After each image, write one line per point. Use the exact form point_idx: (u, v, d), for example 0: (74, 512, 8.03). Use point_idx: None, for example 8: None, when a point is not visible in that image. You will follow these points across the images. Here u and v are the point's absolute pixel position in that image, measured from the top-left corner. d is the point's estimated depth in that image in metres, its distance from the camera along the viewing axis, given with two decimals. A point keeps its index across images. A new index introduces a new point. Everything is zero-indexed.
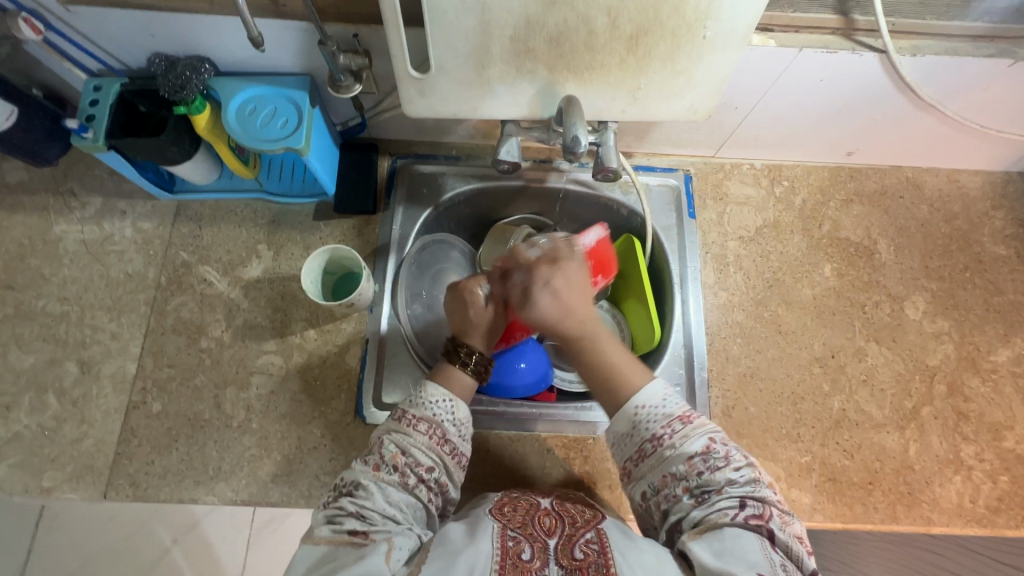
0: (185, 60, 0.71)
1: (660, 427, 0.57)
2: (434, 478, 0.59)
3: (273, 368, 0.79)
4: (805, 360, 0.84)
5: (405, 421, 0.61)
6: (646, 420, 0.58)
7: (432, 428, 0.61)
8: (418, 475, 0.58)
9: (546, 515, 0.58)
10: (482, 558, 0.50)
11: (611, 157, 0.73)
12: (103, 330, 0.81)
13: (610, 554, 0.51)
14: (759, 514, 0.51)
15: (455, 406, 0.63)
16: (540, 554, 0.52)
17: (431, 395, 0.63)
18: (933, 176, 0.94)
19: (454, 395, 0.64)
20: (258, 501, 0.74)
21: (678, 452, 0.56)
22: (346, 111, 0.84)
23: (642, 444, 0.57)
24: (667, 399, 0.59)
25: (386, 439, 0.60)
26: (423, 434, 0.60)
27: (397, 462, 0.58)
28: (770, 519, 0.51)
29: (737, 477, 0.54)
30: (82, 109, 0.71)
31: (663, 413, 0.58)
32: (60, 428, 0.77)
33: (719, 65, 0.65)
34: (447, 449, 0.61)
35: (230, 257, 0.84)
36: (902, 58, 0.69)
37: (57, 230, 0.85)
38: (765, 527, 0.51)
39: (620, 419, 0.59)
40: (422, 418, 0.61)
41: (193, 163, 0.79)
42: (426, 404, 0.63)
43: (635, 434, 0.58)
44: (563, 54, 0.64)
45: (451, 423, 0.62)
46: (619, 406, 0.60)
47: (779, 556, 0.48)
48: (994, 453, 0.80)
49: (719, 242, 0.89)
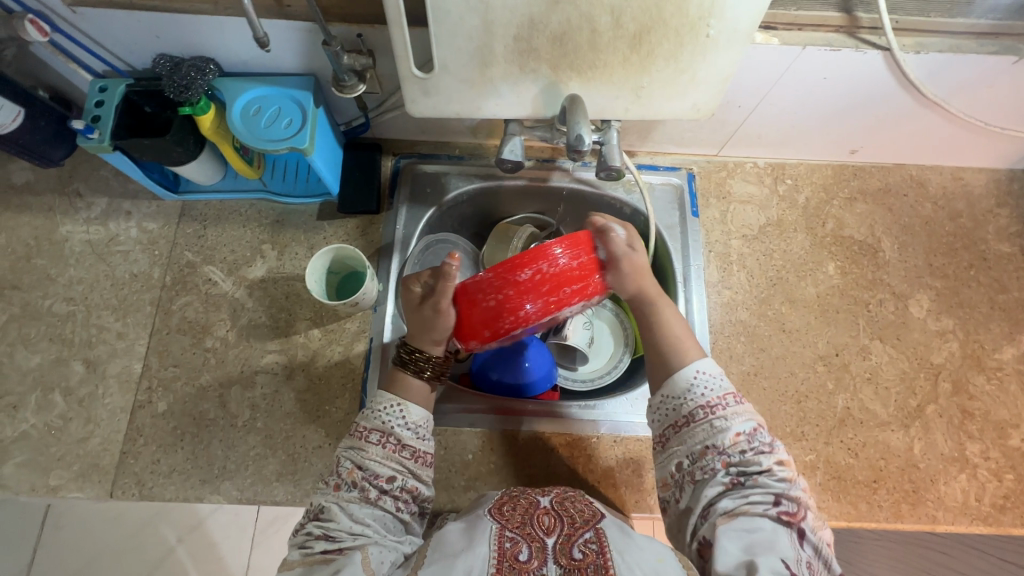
0: (190, 61, 0.71)
1: (713, 398, 0.58)
2: (399, 484, 0.59)
3: (278, 367, 0.80)
4: (809, 358, 0.83)
5: (358, 436, 0.61)
6: (703, 387, 0.59)
7: (384, 436, 0.60)
8: (381, 486, 0.58)
9: (544, 514, 0.57)
10: (480, 561, 0.51)
11: (614, 156, 0.73)
12: (109, 330, 0.81)
13: (608, 554, 0.51)
14: (791, 512, 0.52)
15: (404, 409, 0.62)
16: (538, 554, 0.52)
17: (379, 404, 0.63)
18: (937, 174, 0.93)
19: (403, 399, 0.64)
20: (263, 500, 0.75)
21: (725, 427, 0.56)
22: (350, 111, 0.84)
23: (693, 410, 0.58)
24: (722, 376, 0.60)
25: (343, 459, 0.60)
26: (377, 445, 0.60)
27: (354, 477, 0.58)
28: (802, 519, 0.52)
29: (776, 470, 0.54)
30: (88, 109, 0.71)
31: (718, 387, 0.59)
32: (67, 427, 0.77)
33: (722, 63, 0.66)
34: (406, 453, 0.60)
35: (234, 257, 0.85)
36: (906, 56, 0.68)
37: (63, 230, 0.85)
38: (796, 525, 0.51)
39: (680, 381, 0.59)
40: (374, 429, 0.61)
41: (198, 164, 0.80)
42: (375, 415, 0.62)
43: (686, 398, 0.59)
44: (567, 53, 0.64)
45: (404, 426, 0.61)
46: (674, 373, 0.61)
47: (806, 555, 0.50)
48: (1000, 451, 0.79)
49: (722, 241, 0.89)
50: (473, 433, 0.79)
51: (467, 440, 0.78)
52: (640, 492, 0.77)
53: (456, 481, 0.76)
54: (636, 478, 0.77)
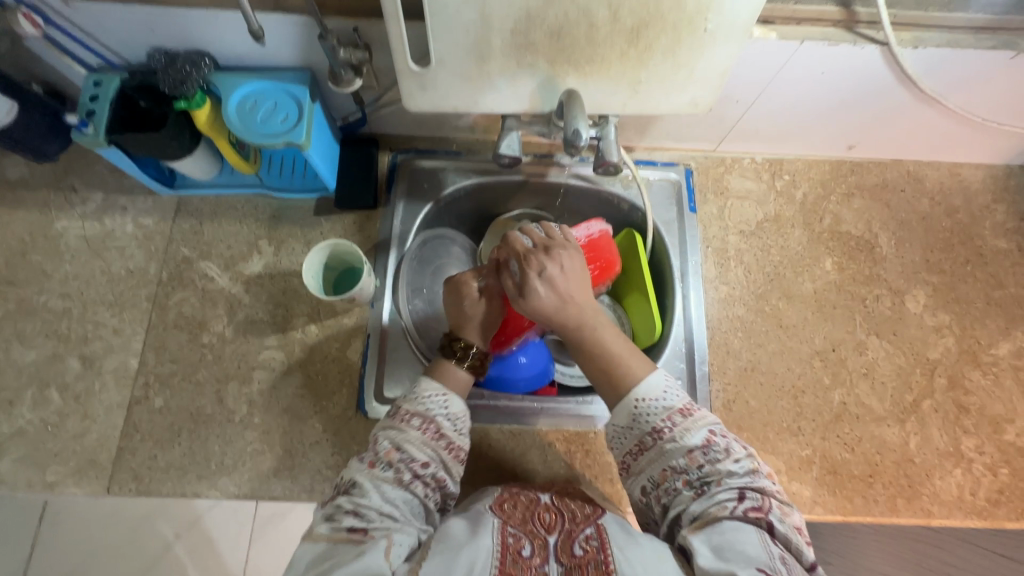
0: (184, 55, 0.71)
1: (660, 420, 0.57)
2: (431, 473, 0.58)
3: (275, 363, 0.80)
4: (806, 353, 0.84)
5: (399, 418, 0.60)
6: (647, 413, 0.57)
7: (427, 423, 0.60)
8: (415, 471, 0.57)
9: (545, 511, 0.58)
10: (483, 554, 0.50)
11: (612, 151, 0.73)
12: (105, 325, 0.81)
13: (609, 551, 0.51)
14: (758, 506, 0.51)
15: (449, 400, 0.62)
16: (540, 552, 0.53)
17: (425, 389, 0.63)
18: (935, 170, 0.94)
19: (448, 390, 0.64)
20: (261, 495, 0.75)
21: (675, 446, 0.55)
22: (346, 106, 0.84)
23: (641, 436, 0.57)
24: (668, 391, 0.59)
25: (381, 437, 0.59)
26: (418, 430, 0.59)
27: (392, 458, 0.57)
28: (769, 511, 0.51)
29: (734, 468, 0.54)
30: (81, 103, 0.70)
31: (661, 406, 0.57)
32: (63, 423, 0.77)
33: (720, 58, 0.65)
34: (444, 443, 0.60)
35: (230, 253, 0.84)
36: (904, 50, 0.68)
37: (58, 226, 0.85)
38: (764, 520, 0.50)
39: (620, 413, 0.58)
40: (416, 414, 0.61)
41: (193, 159, 0.79)
42: (421, 399, 0.62)
43: (636, 425, 0.58)
44: (564, 47, 0.64)
45: (446, 417, 0.61)
46: (616, 403, 0.60)
47: (779, 548, 0.48)
48: (995, 446, 0.80)
49: (720, 237, 0.89)
50: (470, 429, 0.79)
51: None
52: None
53: None
54: None
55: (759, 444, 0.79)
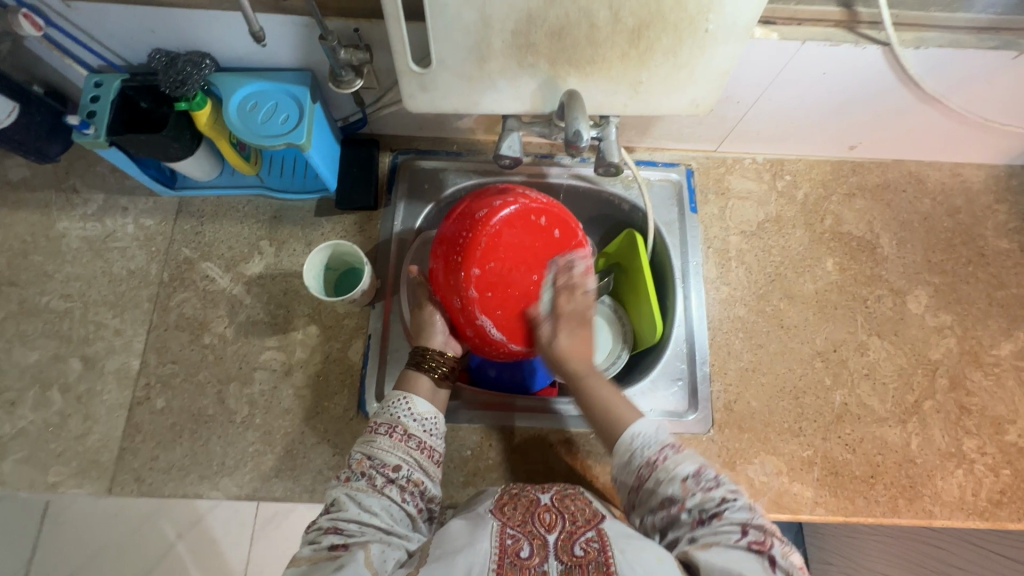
0: (186, 56, 0.70)
1: (654, 453, 0.58)
2: (404, 476, 0.60)
3: (276, 364, 0.80)
4: (808, 354, 0.84)
5: (368, 430, 0.63)
6: (640, 448, 0.59)
7: (393, 427, 0.63)
8: (387, 476, 0.59)
9: (546, 511, 0.57)
10: (481, 557, 0.51)
11: (613, 152, 0.73)
12: (106, 326, 0.81)
13: (610, 552, 0.51)
14: (760, 540, 0.51)
15: (408, 401, 0.65)
16: (539, 551, 0.53)
17: (390, 399, 0.66)
18: (936, 170, 0.93)
19: (409, 393, 0.66)
20: (262, 496, 0.75)
21: (671, 476, 0.56)
22: (347, 107, 0.84)
23: (638, 469, 0.58)
24: (657, 431, 0.61)
25: (353, 452, 0.62)
26: (385, 436, 0.62)
27: (363, 466, 0.59)
28: (771, 545, 0.51)
29: (732, 501, 0.54)
30: (84, 105, 0.71)
31: (655, 442, 0.59)
32: (65, 424, 0.77)
33: (721, 59, 0.65)
34: (413, 444, 0.62)
35: (232, 254, 0.85)
36: (905, 51, 0.68)
37: (59, 227, 0.85)
38: (767, 553, 0.51)
39: (620, 447, 0.60)
40: (383, 421, 0.63)
41: (194, 159, 0.79)
42: (385, 408, 0.64)
43: (630, 460, 0.59)
44: (565, 48, 0.64)
45: (411, 417, 0.64)
46: (614, 440, 0.62)
47: None
48: (997, 447, 0.80)
49: (721, 237, 0.89)
50: (471, 429, 0.79)
51: (466, 436, 0.79)
52: None
53: (455, 476, 0.77)
54: None
55: (760, 445, 0.79)
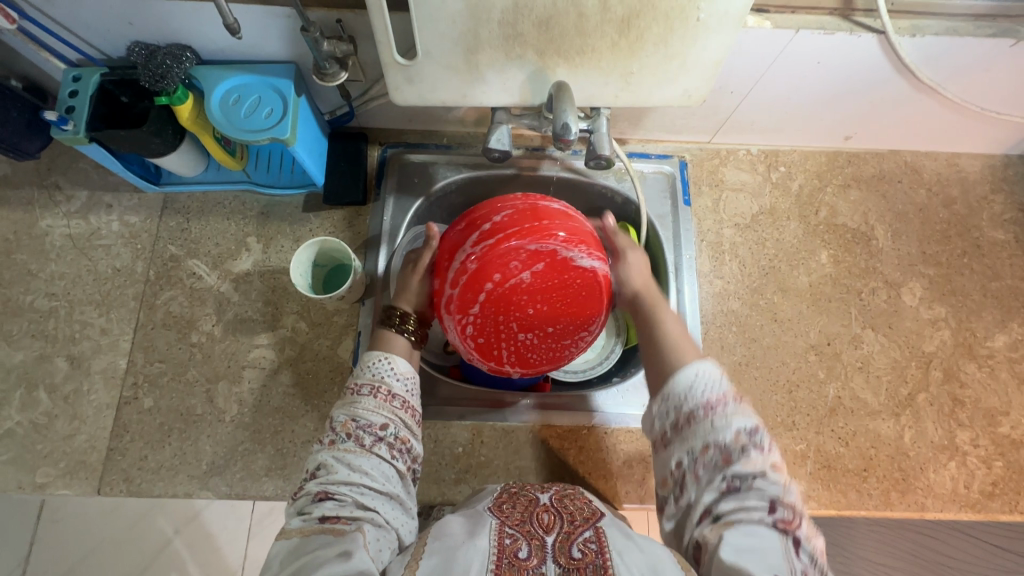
0: (166, 48, 0.68)
1: (713, 397, 0.54)
2: (391, 433, 0.59)
3: (265, 362, 0.79)
4: (801, 347, 0.83)
5: (350, 391, 0.62)
6: (701, 386, 0.55)
7: (376, 387, 0.62)
8: (375, 435, 0.59)
9: (543, 512, 0.58)
10: (480, 557, 0.50)
11: (604, 144, 0.72)
12: (92, 325, 0.80)
13: (608, 555, 0.51)
14: (788, 520, 0.48)
15: (392, 361, 0.64)
16: (538, 552, 0.52)
17: (368, 359, 0.65)
18: (932, 161, 0.92)
19: (389, 353, 0.66)
20: (252, 495, 0.74)
21: (726, 425, 0.52)
22: (334, 100, 0.82)
23: (692, 408, 0.54)
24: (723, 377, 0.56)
25: (336, 415, 0.60)
26: (369, 397, 0.61)
27: (349, 428, 0.59)
28: (798, 527, 0.48)
29: (771, 473, 0.50)
30: (62, 100, 0.69)
31: (717, 387, 0.54)
32: (52, 424, 0.76)
33: (713, 48, 0.64)
34: (397, 403, 0.62)
35: (219, 250, 0.83)
36: (901, 39, 0.67)
37: (42, 225, 0.84)
38: (792, 533, 0.48)
39: (680, 380, 0.55)
40: (366, 382, 0.62)
41: (178, 155, 0.78)
42: (365, 369, 0.63)
43: (686, 395, 0.55)
44: (553, 38, 0.63)
45: (393, 377, 0.63)
46: (671, 373, 0.57)
47: (800, 566, 0.46)
48: (989, 439, 0.79)
49: (715, 230, 0.88)
50: (463, 426, 0.78)
51: (457, 433, 0.78)
52: (631, 484, 0.77)
53: (446, 474, 0.76)
54: (626, 468, 0.78)
55: None
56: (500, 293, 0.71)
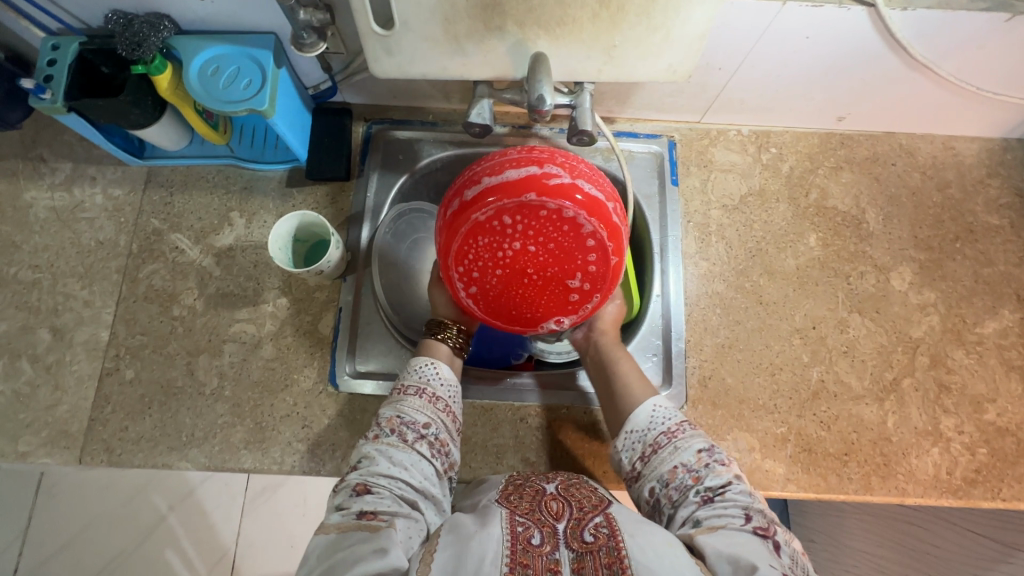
0: (143, 18, 0.68)
1: (672, 425, 0.64)
2: (431, 432, 0.64)
3: (246, 337, 0.79)
4: (786, 331, 0.82)
5: (396, 391, 0.67)
6: (661, 417, 0.65)
7: (419, 388, 0.67)
8: (416, 432, 0.63)
9: (552, 500, 0.58)
10: (495, 543, 0.51)
11: (586, 120, 0.71)
12: (75, 297, 0.80)
13: (619, 537, 0.51)
14: (765, 526, 0.54)
15: (436, 367, 0.70)
16: (550, 539, 0.53)
17: (413, 363, 0.70)
18: (928, 143, 0.90)
19: (435, 359, 0.71)
20: (231, 467, 0.74)
21: (688, 447, 0.61)
22: (316, 74, 0.81)
23: (657, 437, 0.63)
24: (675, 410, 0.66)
25: (381, 412, 0.65)
26: (413, 396, 0.66)
27: (393, 424, 0.63)
28: (775, 533, 0.54)
29: (737, 485, 0.58)
30: (39, 69, 0.69)
31: (672, 417, 0.65)
32: (35, 394, 0.77)
33: (697, 20, 0.62)
34: (440, 405, 0.67)
35: (201, 225, 0.83)
36: (891, 12, 0.65)
37: (27, 196, 0.84)
38: (770, 538, 0.53)
39: (641, 415, 0.65)
40: (410, 383, 0.68)
41: (159, 128, 0.77)
42: (412, 371, 0.69)
43: (649, 429, 0.64)
44: (532, 8, 0.61)
45: (438, 381, 0.68)
46: (631, 412, 0.67)
47: (783, 564, 0.51)
48: (975, 426, 0.78)
49: (702, 211, 0.87)
50: None
51: None
52: (609, 463, 0.76)
53: None
54: (604, 448, 0.77)
55: (733, 421, 0.78)
56: (567, 245, 0.67)
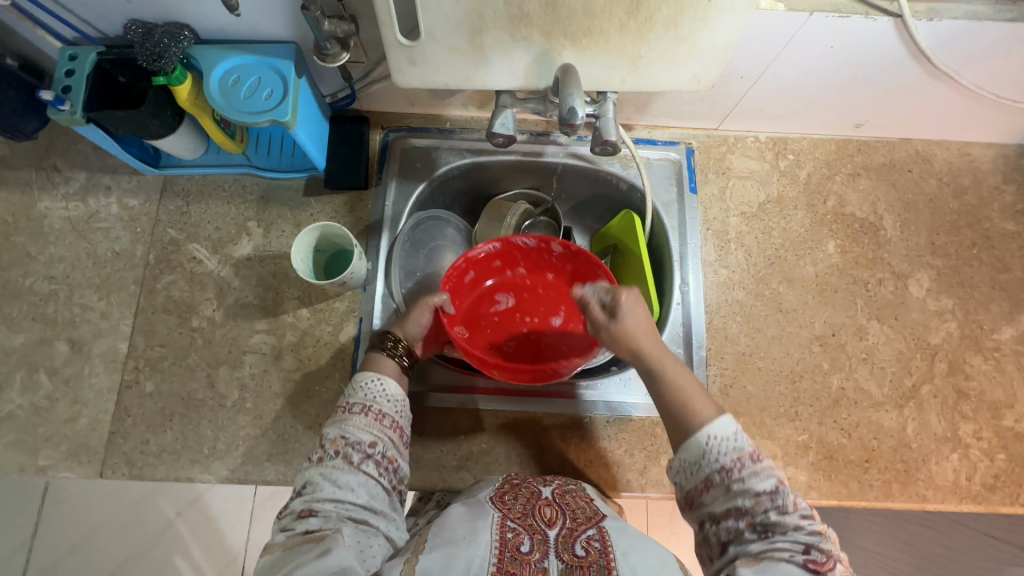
0: (163, 27, 0.67)
1: (730, 460, 0.57)
2: (380, 452, 0.61)
3: (266, 348, 0.78)
4: (806, 338, 0.82)
5: (341, 409, 0.63)
6: (716, 453, 0.58)
7: (367, 407, 0.63)
8: (363, 452, 0.60)
9: (546, 506, 0.60)
10: (482, 551, 0.53)
11: (610, 130, 0.70)
12: (92, 309, 0.79)
13: (611, 554, 0.53)
14: (820, 561, 0.52)
15: (383, 383, 0.65)
16: (540, 546, 0.55)
17: (360, 379, 0.65)
18: (943, 150, 0.91)
19: (381, 373, 0.66)
20: (254, 479, 0.74)
21: (746, 488, 0.55)
22: (335, 82, 0.80)
23: (710, 474, 0.57)
24: (738, 434, 0.59)
25: (326, 431, 0.61)
26: (359, 415, 0.62)
27: (337, 445, 0.59)
28: (832, 569, 0.52)
29: (799, 523, 0.54)
30: (58, 79, 0.68)
31: (732, 449, 0.57)
32: (53, 408, 0.76)
33: (724, 32, 0.62)
34: (387, 422, 0.63)
35: (219, 235, 0.82)
36: (918, 23, 0.65)
37: (41, 207, 0.83)
38: (824, 574, 0.51)
39: (693, 447, 0.59)
40: (356, 402, 0.63)
41: (177, 137, 0.77)
42: (358, 388, 0.64)
43: (702, 463, 0.58)
44: (560, 19, 0.61)
45: (385, 398, 0.64)
46: (684, 441, 0.60)
47: None
48: (993, 431, 0.79)
49: (720, 218, 0.87)
50: (464, 413, 0.78)
51: (459, 420, 0.78)
52: (632, 472, 0.77)
53: (447, 461, 0.76)
54: (627, 457, 0.77)
55: (755, 429, 0.78)
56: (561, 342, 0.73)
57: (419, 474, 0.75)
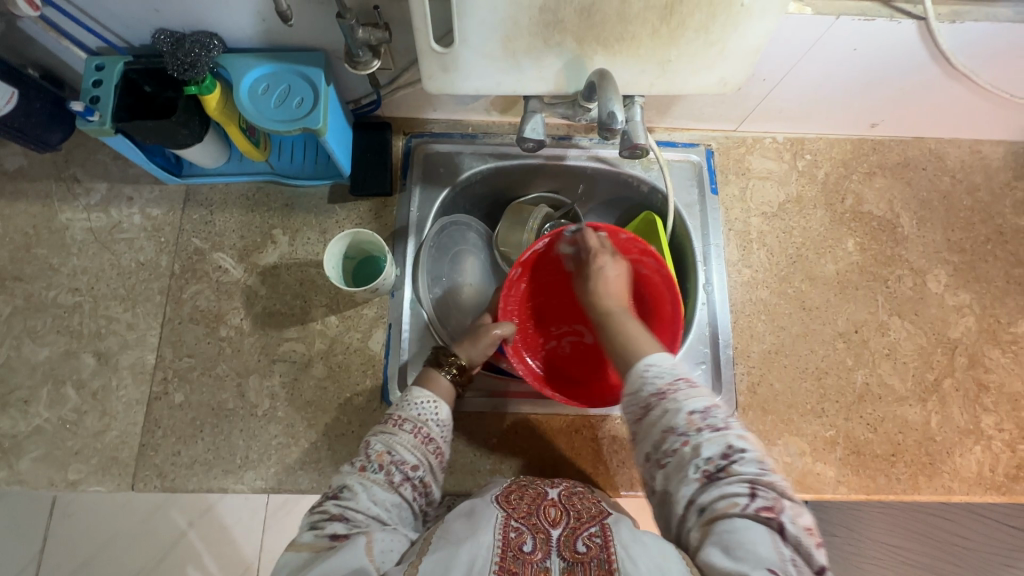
0: (193, 36, 0.66)
1: (665, 384, 0.58)
2: (419, 477, 0.62)
3: (296, 356, 0.78)
4: (829, 335, 0.83)
5: (390, 422, 0.64)
6: (652, 379, 0.59)
7: (417, 427, 0.64)
8: (404, 473, 0.61)
9: (552, 506, 0.59)
10: (485, 550, 0.52)
11: (639, 134, 0.70)
12: (118, 320, 0.79)
13: (612, 549, 0.52)
14: (770, 506, 0.49)
15: (439, 407, 0.67)
16: (542, 545, 0.54)
17: (415, 396, 0.67)
18: (956, 148, 0.92)
19: (436, 397, 0.68)
20: (288, 488, 0.74)
21: (679, 408, 0.56)
22: (360, 89, 0.80)
23: (647, 399, 0.58)
24: (674, 367, 0.60)
25: (372, 442, 0.62)
26: (408, 433, 0.63)
27: (383, 460, 0.60)
28: (781, 512, 0.49)
29: (741, 456, 0.52)
30: (85, 90, 0.67)
31: (669, 375, 0.59)
32: (82, 421, 0.75)
33: (754, 35, 0.63)
34: (431, 447, 0.64)
35: (244, 243, 0.82)
36: (940, 25, 0.66)
37: (62, 218, 0.82)
38: (775, 520, 0.48)
39: (632, 378, 0.60)
40: (408, 418, 0.65)
41: (202, 146, 0.76)
42: (412, 405, 0.66)
43: (641, 392, 0.59)
44: (594, 25, 0.62)
45: (435, 422, 0.66)
46: (627, 373, 0.62)
47: (787, 551, 0.47)
48: (1014, 423, 0.81)
49: (742, 219, 0.88)
50: (496, 417, 0.79)
51: (491, 424, 0.78)
52: None
53: (482, 464, 0.77)
54: None
55: (783, 426, 0.79)
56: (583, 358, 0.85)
57: (454, 479, 0.76)
